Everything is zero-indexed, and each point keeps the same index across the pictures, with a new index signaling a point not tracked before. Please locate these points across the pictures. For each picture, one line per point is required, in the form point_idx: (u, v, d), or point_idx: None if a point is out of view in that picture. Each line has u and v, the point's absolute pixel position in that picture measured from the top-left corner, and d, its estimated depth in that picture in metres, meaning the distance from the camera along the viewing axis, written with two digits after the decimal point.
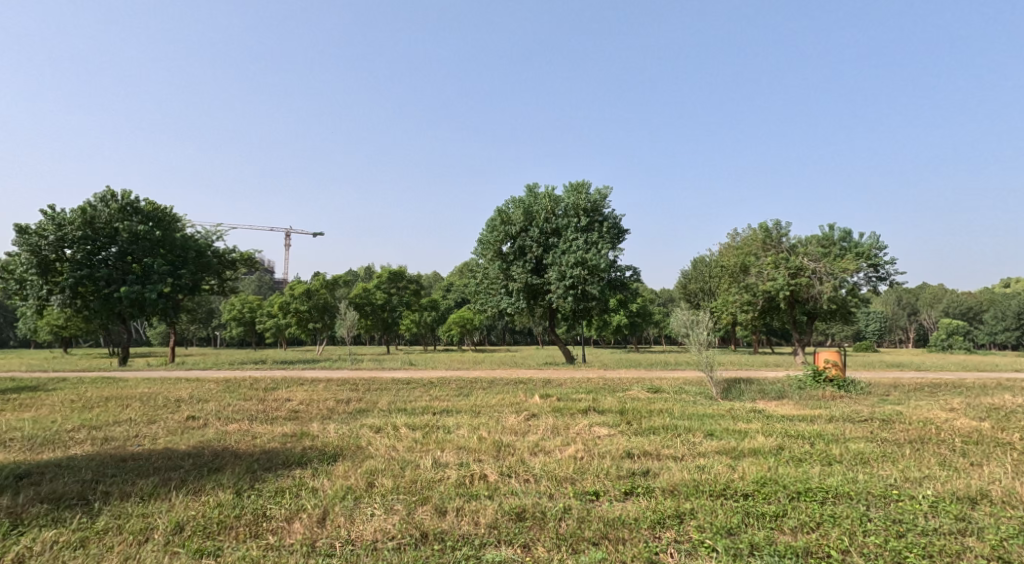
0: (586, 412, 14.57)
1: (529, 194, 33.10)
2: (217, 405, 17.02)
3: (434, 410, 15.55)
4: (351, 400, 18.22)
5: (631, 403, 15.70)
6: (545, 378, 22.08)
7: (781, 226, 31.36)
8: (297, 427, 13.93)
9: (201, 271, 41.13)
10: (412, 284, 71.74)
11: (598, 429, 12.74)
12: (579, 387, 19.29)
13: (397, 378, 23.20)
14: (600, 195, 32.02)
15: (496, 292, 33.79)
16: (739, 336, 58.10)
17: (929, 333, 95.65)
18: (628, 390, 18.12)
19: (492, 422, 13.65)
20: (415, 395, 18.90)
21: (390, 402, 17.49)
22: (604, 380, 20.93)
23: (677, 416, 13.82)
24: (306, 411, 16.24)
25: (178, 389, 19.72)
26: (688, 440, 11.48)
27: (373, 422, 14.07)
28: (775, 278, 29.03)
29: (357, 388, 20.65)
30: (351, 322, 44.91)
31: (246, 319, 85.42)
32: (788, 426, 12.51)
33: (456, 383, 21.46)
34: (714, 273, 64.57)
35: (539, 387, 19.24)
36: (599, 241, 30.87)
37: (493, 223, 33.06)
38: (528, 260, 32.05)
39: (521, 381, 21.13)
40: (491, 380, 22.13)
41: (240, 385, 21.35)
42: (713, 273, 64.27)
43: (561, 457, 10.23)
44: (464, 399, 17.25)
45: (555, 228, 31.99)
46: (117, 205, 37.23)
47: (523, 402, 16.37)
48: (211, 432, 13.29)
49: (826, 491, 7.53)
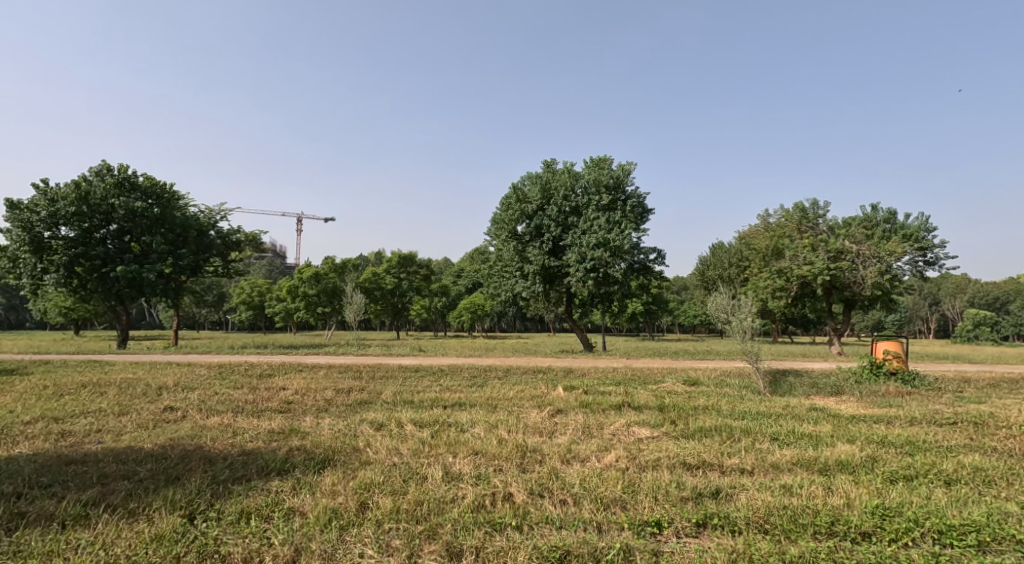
0: (620, 409, 12.61)
1: (547, 171, 31.06)
2: (202, 393, 15.24)
3: (445, 403, 13.66)
4: (353, 389, 16.37)
5: (670, 398, 13.75)
6: (566, 367, 20.17)
7: (819, 206, 29.15)
8: (288, 422, 12.09)
9: (203, 252, 39.39)
10: (422, 270, 71.04)
11: (639, 430, 10.77)
12: (606, 378, 17.34)
13: (404, 365, 21.37)
14: (623, 171, 29.94)
15: (510, 275, 31.85)
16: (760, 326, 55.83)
17: (953, 325, 92.77)
18: (662, 382, 16.20)
19: (511, 419, 11.73)
20: (424, 385, 17.03)
21: (396, 392, 15.64)
22: (632, 371, 18.97)
23: (728, 415, 11.84)
24: (301, 402, 14.42)
25: (165, 375, 17.96)
26: (754, 447, 9.48)
27: (375, 417, 12.20)
28: (813, 262, 26.90)
29: (361, 376, 18.84)
30: (359, 306, 43.14)
31: (256, 303, 84.15)
32: (867, 429, 10.50)
33: (468, 372, 19.58)
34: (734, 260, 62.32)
35: (561, 378, 17.33)
36: (622, 221, 28.75)
37: (508, 201, 31.07)
38: (545, 241, 30.02)
39: (540, 371, 19.23)
40: (507, 368, 20.24)
41: (233, 372, 19.60)
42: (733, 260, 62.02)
43: (601, 468, 8.29)
44: (479, 390, 15.36)
45: (574, 207, 29.95)
46: (113, 179, 35.48)
47: (545, 395, 14.44)
48: (187, 427, 11.48)
49: (975, 537, 5.62)
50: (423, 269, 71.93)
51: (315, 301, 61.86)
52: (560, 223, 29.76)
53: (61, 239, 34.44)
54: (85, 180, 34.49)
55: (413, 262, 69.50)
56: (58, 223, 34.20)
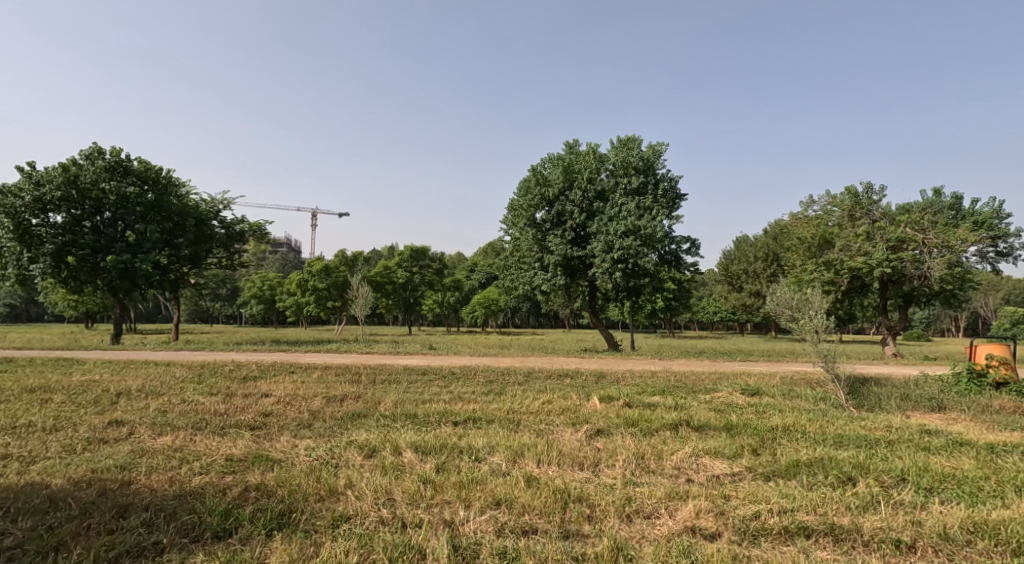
0: (676, 432, 9.95)
1: (570, 152, 28.31)
2: (165, 403, 12.71)
3: (456, 419, 11.10)
4: (348, 397, 13.84)
5: (736, 415, 11.07)
6: (595, 371, 17.54)
7: (874, 189, 26.12)
8: (256, 445, 9.54)
9: (203, 242, 37.08)
10: (434, 262, 66.86)
11: (712, 465, 8.14)
12: (646, 386, 14.69)
13: (410, 366, 18.80)
14: (654, 152, 27.14)
15: (529, 267, 29.14)
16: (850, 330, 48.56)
17: (986, 324, 88.71)
18: (716, 393, 13.56)
19: (541, 445, 9.14)
20: (433, 391, 14.49)
21: (399, 401, 13.15)
22: (674, 377, 16.34)
23: (822, 441, 9.16)
24: (282, 414, 11.89)
25: (131, 379, 15.41)
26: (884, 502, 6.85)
27: (369, 437, 9.68)
28: (869, 253, 24.09)
29: (360, 380, 16.29)
30: (366, 299, 40.47)
31: (267, 297, 82.20)
32: (1021, 465, 7.82)
33: (483, 375, 17.02)
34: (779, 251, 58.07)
35: (592, 385, 14.72)
36: (654, 207, 26.02)
37: (527, 185, 28.39)
38: (567, 229, 27.27)
39: (567, 376, 16.62)
40: (529, 371, 17.65)
41: (214, 373, 17.04)
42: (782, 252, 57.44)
43: (684, 540, 5.77)
44: (498, 401, 12.79)
45: (600, 190, 27.23)
46: (104, 163, 33.05)
47: (578, 410, 11.84)
48: (123, 451, 8.91)
49: None
50: (436, 262, 67.67)
51: (324, 295, 59.65)
52: (585, 208, 27.01)
53: (49, 226, 32.11)
54: (74, 163, 32.13)
55: (426, 254, 65.30)
56: (45, 210, 31.86)
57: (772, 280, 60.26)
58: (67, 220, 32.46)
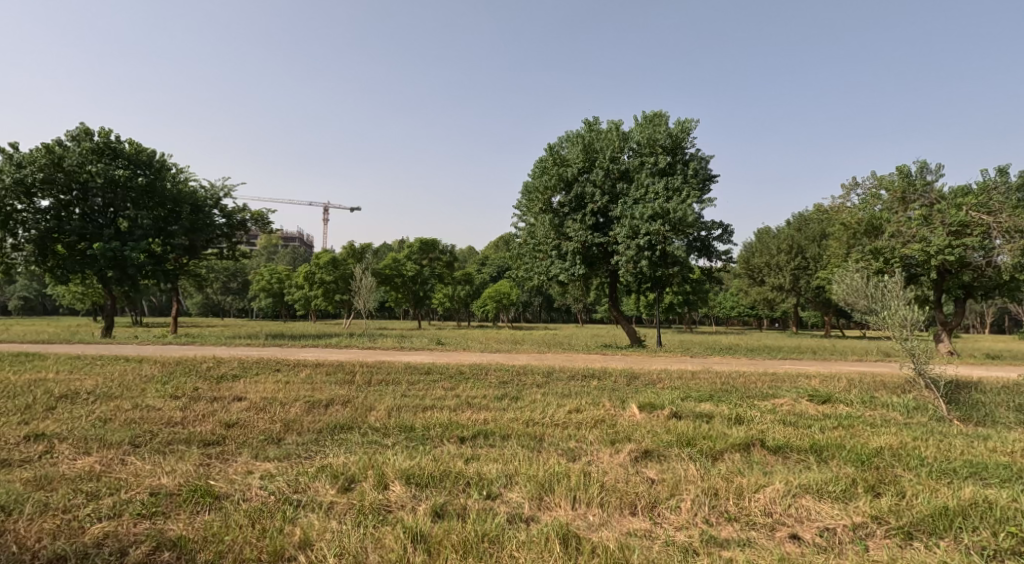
0: (748, 456, 7.66)
1: (590, 129, 25.88)
2: (112, 409, 10.48)
3: (465, 435, 8.84)
4: (337, 403, 11.59)
5: (816, 432, 8.76)
6: (625, 371, 15.21)
7: (929, 168, 23.54)
8: (201, 471, 7.32)
9: (199, 229, 35.00)
10: (444, 255, 64.40)
11: (818, 512, 5.87)
12: (689, 390, 12.36)
13: (412, 364, 16.56)
14: (683, 127, 24.65)
15: (545, 255, 26.82)
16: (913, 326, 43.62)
17: (1017, 322, 85.10)
18: (779, 400, 11.24)
19: (575, 475, 6.88)
20: (439, 395, 12.25)
21: (396, 408, 10.90)
22: (720, 378, 14.01)
23: (951, 472, 6.88)
24: (249, 425, 9.64)
25: (86, 378, 13.22)
26: None
27: (350, 460, 7.47)
28: (928, 239, 21.57)
29: (353, 380, 14.07)
30: (369, 289, 38.10)
31: (276, 290, 80.13)
32: None
33: (496, 375, 14.71)
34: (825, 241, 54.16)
35: (627, 391, 12.42)
36: (684, 188, 23.56)
37: (543, 165, 26.06)
38: (587, 213, 24.91)
39: (594, 377, 14.29)
40: (548, 371, 15.33)
41: (188, 372, 14.88)
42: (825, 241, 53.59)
43: None
44: (515, 411, 10.52)
45: (623, 170, 24.82)
46: (92, 144, 30.89)
47: (615, 422, 9.53)
48: (19, 480, 6.70)
49: None
50: (447, 254, 65.18)
51: (330, 288, 57.61)
52: (608, 190, 24.63)
53: (34, 212, 30.12)
54: (58, 144, 30.00)
55: (436, 247, 62.79)
56: (30, 194, 29.87)
57: (796, 273, 57.28)
58: (53, 205, 30.42)
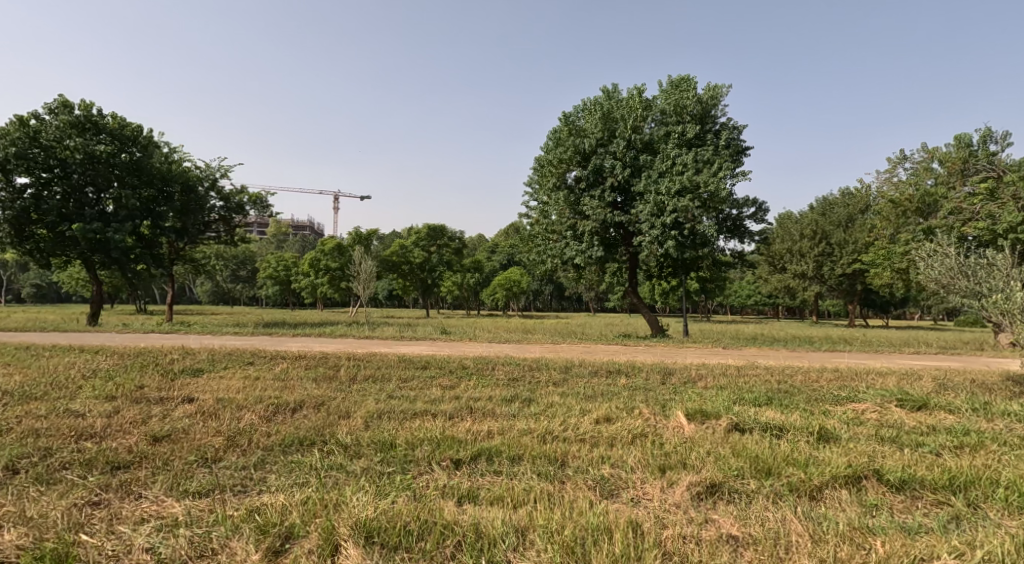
0: (862, 497, 5.43)
1: (609, 97, 23.45)
2: (19, 415, 8.30)
3: (461, 456, 6.61)
4: (308, 407, 9.36)
5: (941, 457, 6.44)
6: (656, 366, 12.93)
7: (993, 137, 20.95)
8: (76, 514, 5.11)
9: (191, 211, 32.93)
10: (453, 242, 62.20)
11: None
12: (742, 393, 10.11)
13: (408, 357, 14.34)
14: (714, 92, 22.07)
15: (559, 236, 24.52)
16: (952, 320, 40.92)
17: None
18: (860, 407, 8.95)
19: (623, 534, 4.77)
20: (435, 397, 10.00)
21: (379, 416, 8.67)
22: (773, 375, 11.71)
23: None
24: (183, 438, 7.42)
25: (17, 376, 11.06)
26: None
27: (294, 500, 5.28)
28: (994, 215, 18.98)
29: (335, 377, 11.85)
30: (370, 274, 35.87)
31: (282, 278, 78.20)
32: None
33: (504, 372, 12.44)
34: (864, 233, 51.90)
35: (666, 395, 10.13)
36: (715, 159, 21.05)
37: (558, 136, 23.75)
38: (606, 189, 22.52)
39: (620, 374, 12.03)
40: (565, 366, 13.08)
41: (144, 367, 12.68)
42: (865, 236, 51.40)
43: None
44: (528, 420, 8.27)
45: (646, 141, 22.41)
46: (70, 117, 28.71)
47: (659, 438, 7.27)
48: None
49: None
50: (455, 241, 62.67)
51: (334, 275, 55.46)
52: (630, 164, 22.26)
53: (11, 190, 28.07)
54: (34, 116, 27.86)
55: (444, 233, 60.17)
56: (6, 171, 27.80)
57: (820, 260, 54.17)
58: (31, 183, 28.30)
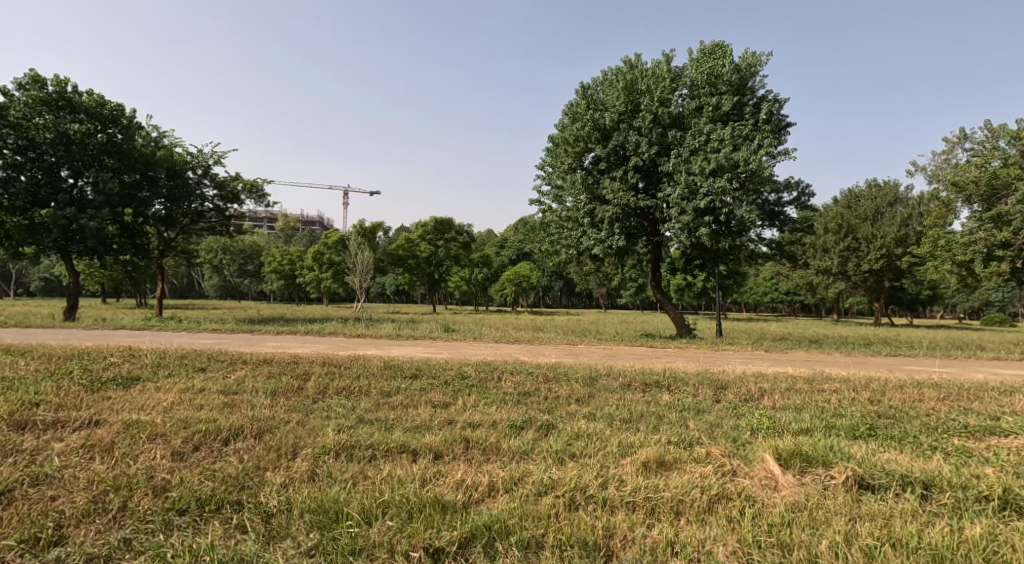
0: None
1: (631, 67, 20.85)
2: None
3: (443, 544, 4.39)
4: (244, 438, 6.88)
5: None
6: (702, 377, 10.42)
7: None
8: None
9: (178, 198, 30.57)
10: (460, 236, 59.61)
11: None
12: (830, 420, 7.59)
13: (397, 363, 11.82)
14: (752, 59, 19.36)
15: (575, 224, 21.92)
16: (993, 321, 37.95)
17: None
18: (1015, 445, 6.38)
19: None
20: (418, 422, 7.44)
21: (334, 457, 6.17)
22: (859, 392, 9.08)
23: None
24: (32, 498, 5.00)
25: None
26: None
27: None
28: None
29: (299, 392, 9.38)
30: (367, 266, 33.51)
31: (287, 273, 76.22)
32: None
33: (512, 383, 9.93)
34: (893, 228, 48.88)
35: (731, 424, 7.54)
36: (755, 134, 18.40)
37: (575, 111, 21.21)
38: (630, 168, 19.94)
39: (659, 389, 9.54)
40: (589, 376, 10.49)
41: (69, 374, 10.23)
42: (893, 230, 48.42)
43: None
44: (547, 467, 5.78)
45: (675, 116, 19.77)
46: (41, 94, 26.35)
47: (748, 504, 4.83)
48: None
49: None
50: (463, 235, 60.51)
51: (338, 268, 53.69)
52: (656, 141, 19.63)
53: None
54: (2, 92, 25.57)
55: (452, 226, 58.10)
56: None
57: (845, 256, 51.17)
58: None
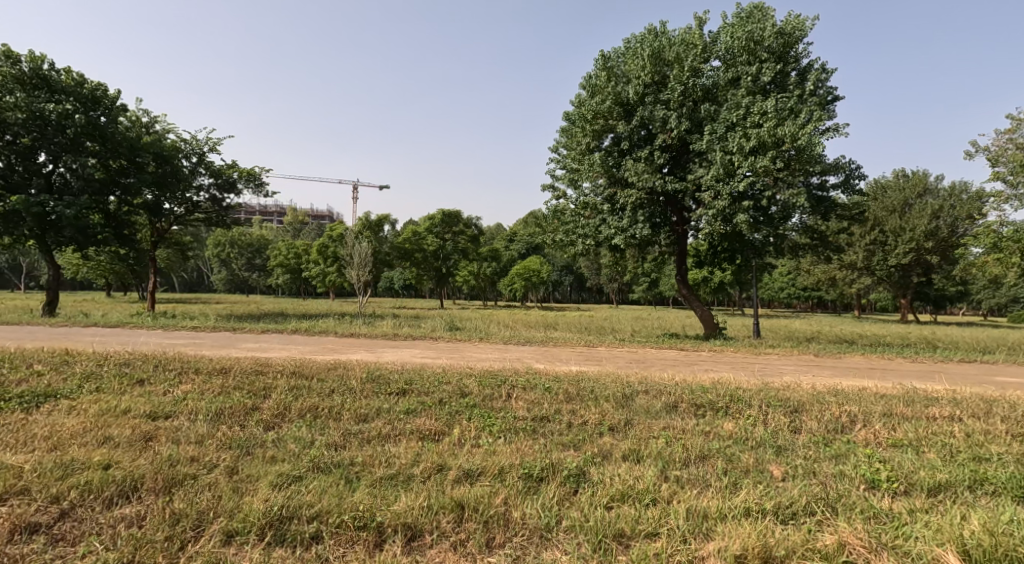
0: None
1: (656, 35, 18.50)
2: None
3: None
4: (139, 499, 4.93)
5: None
6: (766, 395, 8.21)
7: None
8: None
9: (166, 186, 28.42)
10: (469, 228, 56.56)
11: None
12: (976, 471, 5.44)
13: (384, 372, 9.66)
14: (795, 24, 16.94)
15: (594, 211, 19.69)
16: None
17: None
18: None
19: None
20: (396, 469, 5.34)
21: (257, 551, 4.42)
22: (985, 421, 6.85)
23: None
24: None
25: None
26: None
27: None
28: None
29: (248, 414, 7.24)
30: (365, 257, 31.35)
31: (292, 266, 74.28)
32: None
33: (525, 402, 7.77)
34: (923, 218, 45.78)
35: (832, 474, 5.44)
36: (801, 108, 16.04)
37: (594, 84, 18.93)
38: (655, 148, 17.65)
39: (715, 414, 7.35)
40: (622, 393, 8.33)
41: None
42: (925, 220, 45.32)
43: None
44: None
45: (707, 89, 17.43)
46: (14, 71, 23.93)
47: None
48: None
49: None
50: (472, 228, 57.29)
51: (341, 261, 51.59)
52: (686, 116, 17.32)
53: None
54: None
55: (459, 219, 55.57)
56: None
57: (871, 249, 48.47)
58: None
